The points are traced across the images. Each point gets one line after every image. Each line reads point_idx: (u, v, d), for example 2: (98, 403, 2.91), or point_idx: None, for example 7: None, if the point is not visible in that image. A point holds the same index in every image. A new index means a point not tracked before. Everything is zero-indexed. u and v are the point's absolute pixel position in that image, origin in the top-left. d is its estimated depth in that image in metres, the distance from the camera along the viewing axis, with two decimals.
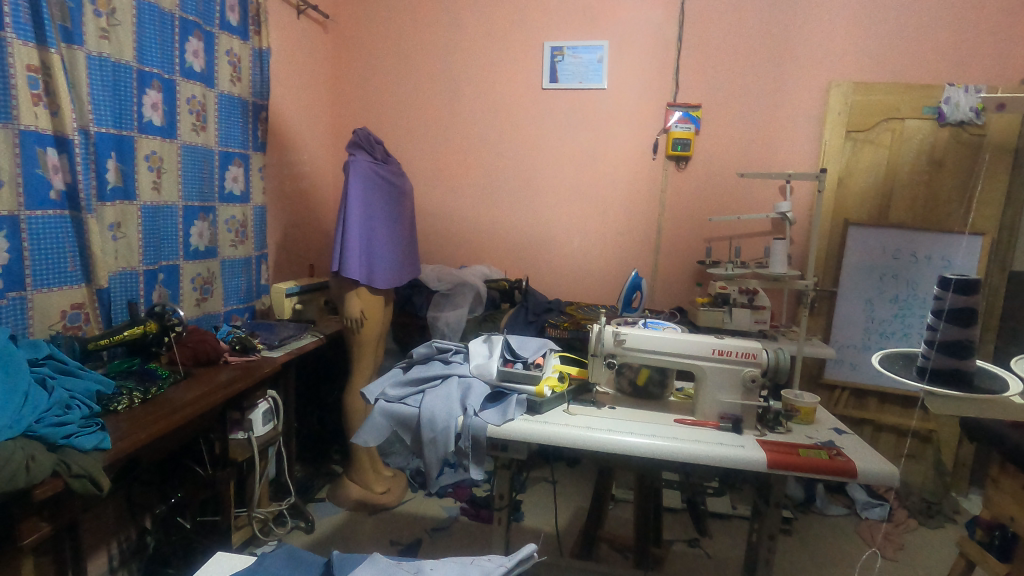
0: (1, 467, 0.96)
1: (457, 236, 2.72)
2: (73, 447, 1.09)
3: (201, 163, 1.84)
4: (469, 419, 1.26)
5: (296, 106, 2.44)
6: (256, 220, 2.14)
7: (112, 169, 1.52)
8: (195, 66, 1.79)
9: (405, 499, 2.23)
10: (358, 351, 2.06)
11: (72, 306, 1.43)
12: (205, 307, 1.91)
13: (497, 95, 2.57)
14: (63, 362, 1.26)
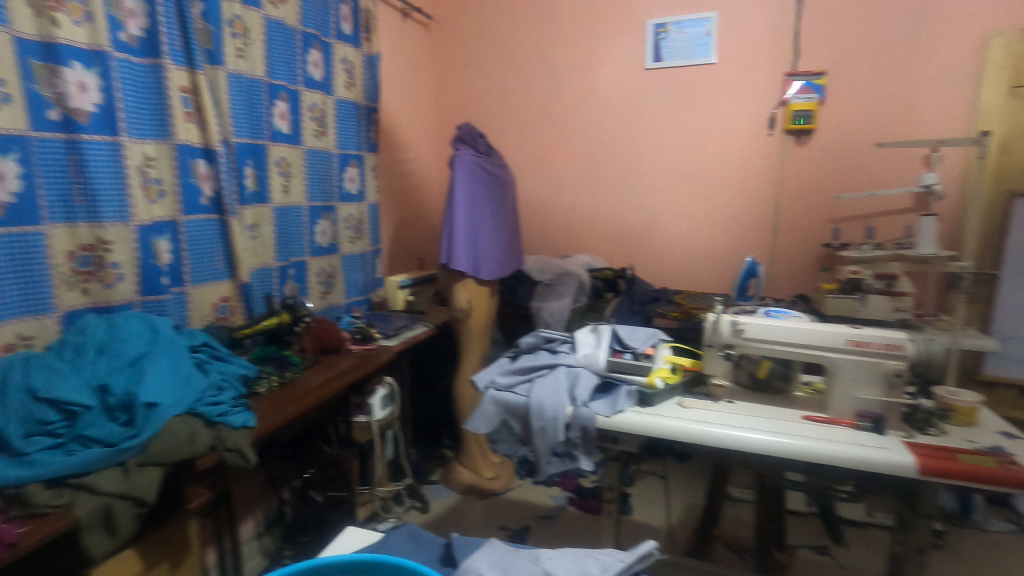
0: (169, 440, 1.11)
1: (559, 225, 2.71)
2: (226, 425, 1.22)
3: (323, 165, 1.99)
4: (578, 410, 1.25)
5: (404, 106, 2.55)
6: (371, 217, 2.27)
7: (250, 175, 1.68)
8: (315, 75, 1.92)
9: (513, 486, 2.27)
10: (466, 340, 2.12)
11: (221, 299, 1.62)
12: (329, 299, 2.07)
13: (597, 80, 2.51)
14: (216, 349, 1.42)
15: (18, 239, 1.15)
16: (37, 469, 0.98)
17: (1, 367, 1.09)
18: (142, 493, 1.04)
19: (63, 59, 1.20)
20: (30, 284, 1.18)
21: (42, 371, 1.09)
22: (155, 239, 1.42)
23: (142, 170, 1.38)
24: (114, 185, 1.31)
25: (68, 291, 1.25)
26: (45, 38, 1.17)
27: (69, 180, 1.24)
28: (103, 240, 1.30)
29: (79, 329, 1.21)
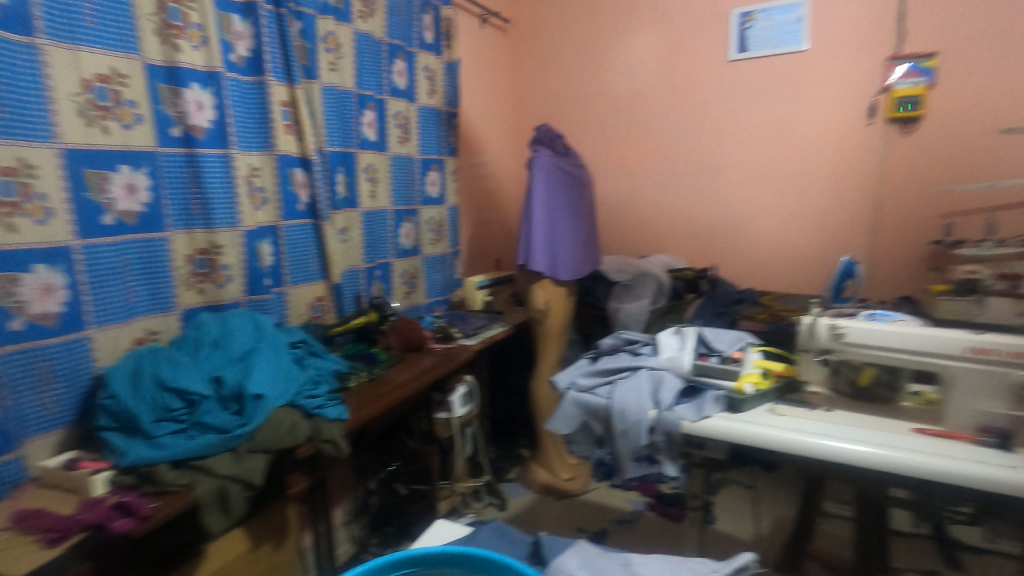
0: (274, 429, 1.19)
1: (637, 225, 2.65)
2: (322, 417, 1.30)
3: (407, 170, 2.07)
4: (663, 414, 1.22)
5: (482, 111, 2.60)
6: (451, 220, 2.33)
7: (341, 181, 1.78)
8: (400, 84, 2.00)
9: (590, 488, 2.25)
10: (543, 341, 2.13)
11: (315, 299, 1.72)
12: (412, 299, 2.15)
13: (676, 75, 2.45)
14: (312, 346, 1.52)
15: (148, 244, 1.29)
16: (164, 451, 1.09)
17: (134, 358, 1.22)
18: (251, 477, 1.12)
19: (183, 80, 1.32)
20: (157, 284, 1.32)
21: (168, 362, 1.21)
22: (259, 243, 1.53)
23: (248, 179, 1.50)
24: (225, 194, 1.43)
25: (186, 291, 1.39)
26: (169, 62, 1.30)
27: (188, 190, 1.37)
28: (216, 244, 1.42)
29: (197, 325, 1.33)
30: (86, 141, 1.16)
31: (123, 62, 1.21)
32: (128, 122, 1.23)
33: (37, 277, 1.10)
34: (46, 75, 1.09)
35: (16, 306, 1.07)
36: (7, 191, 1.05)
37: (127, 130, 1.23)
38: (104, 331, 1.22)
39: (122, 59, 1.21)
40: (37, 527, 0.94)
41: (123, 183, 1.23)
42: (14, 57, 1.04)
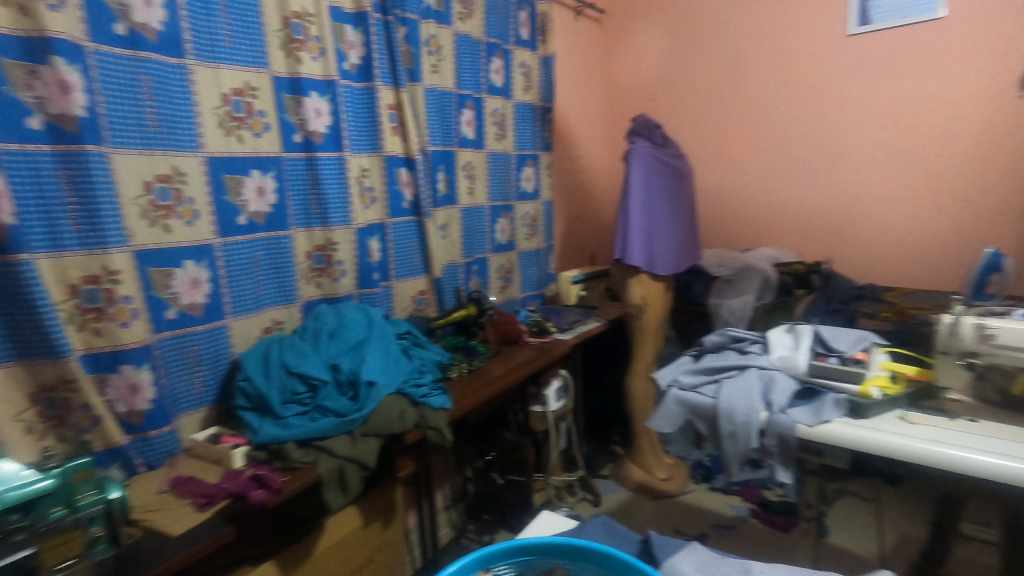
0: (385, 415, 1.27)
1: (740, 216, 2.52)
2: (428, 405, 1.37)
3: (503, 166, 2.10)
4: (775, 416, 1.16)
5: (575, 104, 2.59)
6: (546, 214, 2.34)
7: (442, 179, 1.84)
8: (497, 82, 2.04)
9: (687, 490, 2.18)
10: (639, 337, 2.08)
11: (418, 293, 1.81)
12: (507, 293, 2.19)
13: (785, 54, 2.29)
14: (417, 337, 1.59)
15: (274, 242, 1.42)
16: (290, 430, 1.20)
17: (265, 345, 1.34)
18: (365, 458, 1.20)
19: (304, 90, 1.43)
20: (282, 278, 1.44)
21: (292, 350, 1.32)
22: (368, 240, 1.63)
23: (359, 180, 1.59)
24: (340, 193, 1.53)
25: (306, 285, 1.51)
26: (292, 74, 1.41)
27: (308, 191, 1.48)
28: (331, 241, 1.53)
29: (316, 316, 1.44)
30: (224, 149, 1.29)
31: (254, 76, 1.34)
32: (258, 131, 1.35)
33: (187, 271, 1.24)
34: (193, 92, 1.22)
35: (170, 297, 1.22)
36: (164, 195, 1.19)
37: (257, 138, 1.36)
38: (239, 320, 1.36)
39: (253, 74, 1.33)
40: (189, 493, 1.07)
41: (254, 187, 1.36)
42: (168, 77, 1.18)
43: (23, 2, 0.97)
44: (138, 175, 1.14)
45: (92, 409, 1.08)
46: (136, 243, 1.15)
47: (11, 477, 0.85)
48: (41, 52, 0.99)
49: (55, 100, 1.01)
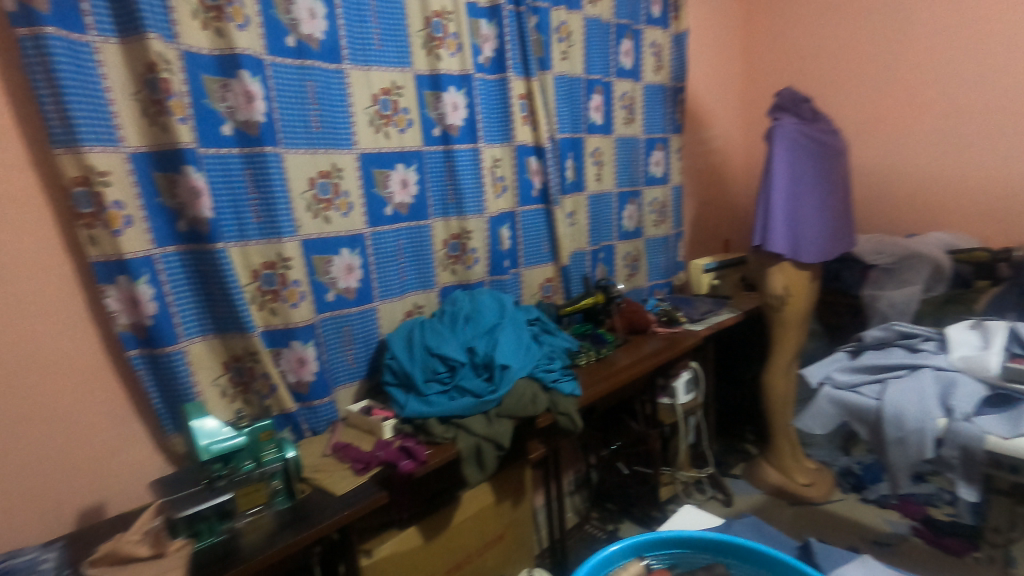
0: (519, 398, 1.31)
1: (904, 197, 2.23)
2: (559, 391, 1.39)
3: (632, 151, 2.05)
4: (956, 424, 1.02)
5: (709, 82, 2.44)
6: (675, 199, 2.24)
7: (571, 167, 1.84)
8: (626, 64, 1.98)
9: (833, 498, 1.99)
10: (780, 330, 1.93)
11: (546, 280, 1.83)
12: (634, 282, 2.14)
13: (969, 7, 1.97)
14: (546, 324, 1.62)
15: (416, 231, 1.51)
16: (432, 407, 1.28)
17: (408, 326, 1.44)
18: (500, 438, 1.25)
19: (443, 85, 1.50)
20: (422, 265, 1.54)
21: (432, 332, 1.40)
22: (500, 228, 1.67)
23: (492, 170, 1.64)
24: (475, 183, 1.59)
25: (443, 271, 1.59)
26: (433, 71, 1.48)
27: (446, 182, 1.56)
28: (466, 230, 1.59)
29: (453, 301, 1.51)
30: (374, 145, 1.40)
31: (400, 75, 1.43)
32: (403, 127, 1.45)
33: (343, 258, 1.37)
34: (349, 94, 1.34)
35: (330, 282, 1.35)
36: (325, 189, 1.32)
37: (402, 134, 1.45)
38: (385, 304, 1.47)
39: (398, 73, 1.42)
40: (348, 458, 1.18)
41: (398, 179, 1.46)
42: (329, 82, 1.30)
43: (218, 25, 1.12)
44: (304, 172, 1.28)
45: (270, 379, 1.23)
46: (304, 233, 1.29)
47: (216, 431, 1.01)
48: (231, 67, 1.14)
49: (243, 109, 1.16)
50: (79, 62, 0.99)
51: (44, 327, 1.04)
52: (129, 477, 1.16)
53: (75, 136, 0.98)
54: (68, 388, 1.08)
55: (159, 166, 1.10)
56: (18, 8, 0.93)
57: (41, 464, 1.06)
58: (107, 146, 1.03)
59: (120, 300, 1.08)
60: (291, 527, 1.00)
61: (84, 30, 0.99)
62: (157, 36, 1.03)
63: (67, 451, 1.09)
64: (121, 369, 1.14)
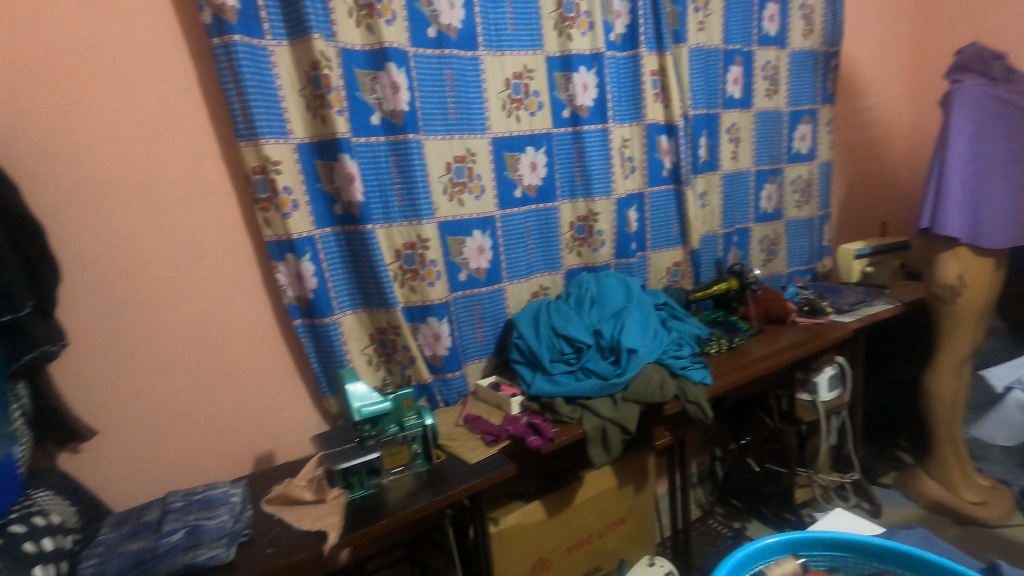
0: (646, 384, 1.29)
1: None
2: (688, 378, 1.34)
3: (773, 125, 1.89)
4: None
5: (869, 44, 2.17)
6: (823, 177, 2.04)
7: (704, 145, 1.74)
8: (771, 31, 1.82)
9: (1012, 522, 1.71)
10: (950, 325, 1.68)
11: (674, 264, 1.76)
12: (770, 268, 1.99)
13: None
14: (674, 309, 1.57)
15: (543, 213, 1.53)
16: (559, 387, 1.30)
17: (535, 306, 1.47)
18: (627, 422, 1.24)
19: (573, 66, 1.48)
20: (549, 247, 1.56)
21: (559, 313, 1.42)
22: (627, 210, 1.64)
23: (621, 150, 1.60)
24: (603, 164, 1.56)
25: (569, 254, 1.60)
26: (564, 52, 1.48)
27: (574, 164, 1.55)
28: (593, 212, 1.57)
29: (579, 283, 1.51)
30: (506, 129, 1.43)
31: (532, 59, 1.44)
32: (533, 110, 1.46)
33: (475, 240, 1.42)
34: (484, 80, 1.38)
35: (462, 262, 1.41)
36: (460, 173, 1.38)
37: (532, 117, 1.47)
38: (513, 285, 1.52)
39: (530, 57, 1.44)
40: (478, 430, 1.24)
41: (528, 162, 1.48)
42: (465, 70, 1.35)
43: (370, 22, 1.21)
44: (441, 157, 1.35)
45: (409, 351, 1.32)
46: (440, 215, 1.36)
47: (367, 395, 1.10)
48: (380, 60, 1.22)
49: (389, 99, 1.24)
50: (258, 64, 1.12)
51: (229, 297, 1.21)
52: (292, 431, 1.32)
53: (255, 130, 1.12)
54: (246, 350, 1.25)
55: (319, 155, 1.22)
56: (213, 20, 1.07)
57: (226, 414, 1.24)
58: (278, 138, 1.16)
59: (288, 275, 1.22)
60: (428, 489, 1.08)
61: (262, 35, 1.12)
62: (319, 36, 1.14)
63: (246, 404, 1.26)
64: (287, 336, 1.29)
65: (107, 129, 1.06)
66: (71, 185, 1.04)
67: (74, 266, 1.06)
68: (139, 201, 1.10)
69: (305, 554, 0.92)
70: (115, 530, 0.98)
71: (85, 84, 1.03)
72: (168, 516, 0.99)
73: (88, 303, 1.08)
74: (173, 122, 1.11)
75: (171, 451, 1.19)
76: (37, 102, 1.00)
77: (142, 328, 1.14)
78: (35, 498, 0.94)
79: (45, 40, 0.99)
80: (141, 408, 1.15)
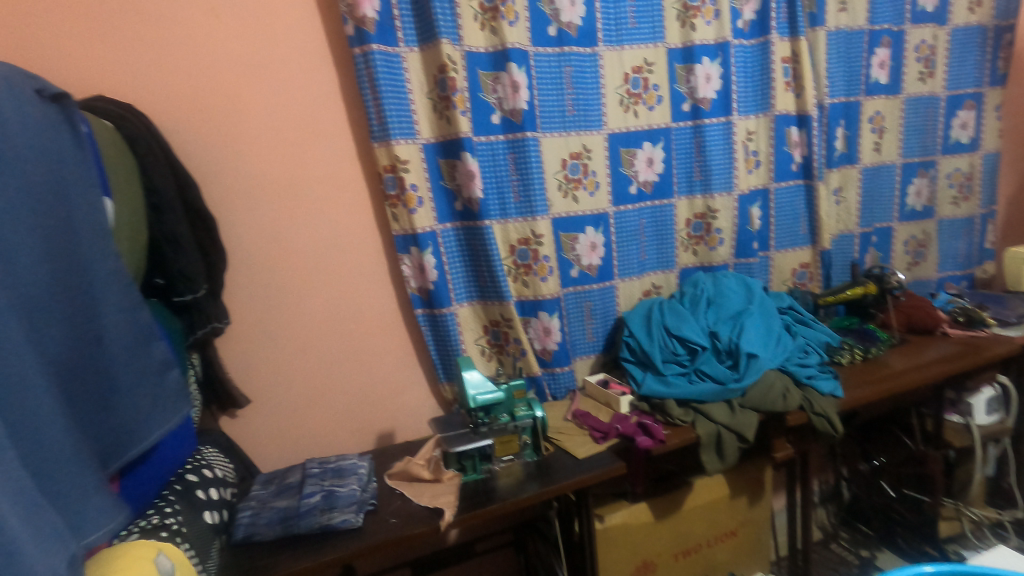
0: (766, 391, 1.22)
1: None
2: (814, 388, 1.26)
3: (926, 112, 1.68)
4: None
5: None
6: (987, 170, 1.78)
7: (840, 137, 1.60)
8: (927, 6, 1.62)
9: None
10: None
11: (801, 265, 1.64)
12: (916, 272, 1.79)
13: None
14: (800, 314, 1.46)
15: (659, 210, 1.49)
16: (671, 388, 1.27)
17: (648, 305, 1.44)
18: (744, 430, 1.18)
19: (696, 57, 1.43)
20: (663, 244, 1.52)
21: (672, 313, 1.38)
22: (750, 207, 1.55)
23: (745, 144, 1.51)
24: (724, 159, 1.49)
25: (684, 252, 1.55)
26: (686, 43, 1.42)
27: (693, 159, 1.49)
28: (712, 209, 1.51)
29: (695, 283, 1.45)
30: (623, 125, 1.42)
31: (652, 52, 1.41)
32: (652, 104, 1.43)
33: (588, 236, 1.42)
34: (602, 76, 1.38)
35: (574, 258, 1.42)
36: (575, 170, 1.38)
37: (650, 112, 1.43)
38: (625, 283, 1.50)
39: (651, 50, 1.41)
40: (587, 426, 1.25)
41: (644, 158, 1.45)
42: (584, 67, 1.35)
43: (494, 24, 1.25)
44: (558, 154, 1.37)
45: (521, 343, 1.36)
46: (554, 211, 1.38)
47: (481, 383, 1.15)
48: (502, 61, 1.26)
49: (509, 99, 1.28)
50: (392, 69, 1.20)
51: (361, 285, 1.32)
52: (411, 413, 1.42)
53: (388, 131, 1.21)
54: (374, 335, 1.35)
55: (443, 154, 1.28)
56: (355, 32, 1.17)
57: (355, 393, 1.36)
58: (408, 139, 1.24)
59: (412, 267, 1.31)
60: (537, 480, 1.10)
61: (396, 43, 1.21)
62: (447, 41, 1.20)
63: (372, 385, 1.37)
64: (409, 324, 1.38)
65: (265, 134, 1.20)
66: (236, 183, 1.20)
67: (237, 254, 1.22)
68: (289, 197, 1.24)
69: (423, 528, 0.98)
70: (265, 487, 1.11)
71: (250, 95, 1.18)
72: (308, 480, 1.10)
73: (247, 287, 1.24)
74: (318, 126, 1.23)
75: (309, 423, 1.33)
76: (212, 111, 1.16)
77: (288, 310, 1.27)
78: (204, 455, 1.08)
79: (220, 57, 1.15)
80: (286, 383, 1.30)
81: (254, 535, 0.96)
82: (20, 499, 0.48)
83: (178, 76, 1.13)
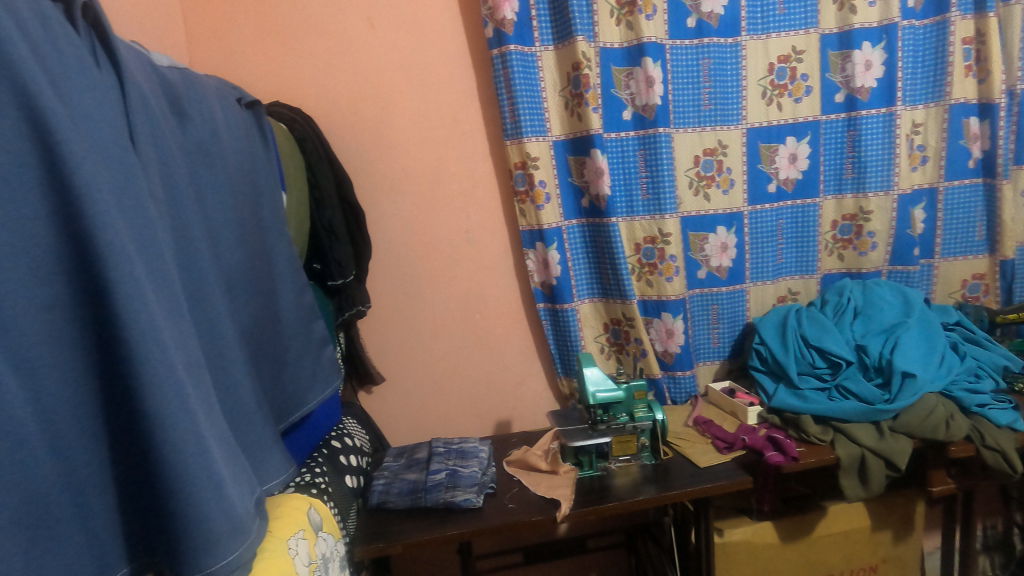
0: (926, 416, 1.09)
1: None
2: (987, 419, 1.11)
3: None
4: None
5: None
6: None
7: None
8: None
9: None
10: None
11: (973, 276, 1.44)
12: None
13: None
14: (971, 331, 1.28)
15: (801, 210, 1.38)
16: (807, 403, 1.17)
17: (783, 312, 1.34)
18: (895, 457, 1.06)
19: (856, 42, 1.29)
20: (804, 248, 1.40)
21: (812, 322, 1.27)
22: (913, 208, 1.38)
23: (909, 137, 1.35)
24: (884, 155, 1.34)
25: (828, 256, 1.42)
26: (843, 27, 1.30)
27: (845, 154, 1.36)
28: (865, 209, 1.37)
29: (840, 291, 1.32)
30: (764, 119, 1.33)
31: (803, 39, 1.30)
32: (799, 96, 1.32)
33: (718, 237, 1.36)
34: (743, 66, 1.30)
35: (703, 259, 1.37)
36: (709, 167, 1.33)
37: (797, 104, 1.33)
38: (757, 287, 1.41)
39: (801, 36, 1.30)
40: (710, 434, 1.20)
41: (787, 154, 1.35)
42: (724, 58, 1.29)
43: (630, 19, 1.23)
44: (690, 150, 1.32)
45: (642, 344, 1.33)
46: (684, 209, 1.34)
47: (602, 381, 1.14)
48: (638, 56, 1.24)
49: (642, 94, 1.25)
50: (528, 69, 1.24)
51: (487, 278, 1.38)
52: (529, 403, 1.45)
53: (520, 129, 1.24)
54: (497, 325, 1.40)
55: (572, 151, 1.29)
56: (494, 34, 1.21)
57: (478, 380, 1.42)
58: (539, 136, 1.26)
59: (536, 262, 1.33)
60: (654, 483, 1.08)
61: (533, 42, 1.24)
62: (582, 39, 1.21)
63: (494, 374, 1.42)
64: (531, 317, 1.41)
65: (410, 134, 1.29)
66: (383, 180, 1.30)
67: (381, 244, 1.33)
68: (428, 192, 1.32)
69: (540, 516, 1.00)
70: (395, 459, 1.21)
71: (398, 98, 1.27)
72: (434, 457, 1.17)
73: (387, 275, 1.35)
74: (456, 124, 1.30)
75: (435, 406, 1.42)
76: (366, 113, 1.27)
77: (422, 298, 1.36)
78: (346, 425, 1.20)
79: (374, 64, 1.26)
80: (416, 365, 1.39)
81: (386, 502, 1.05)
82: (226, 443, 0.57)
83: (340, 82, 1.26)
